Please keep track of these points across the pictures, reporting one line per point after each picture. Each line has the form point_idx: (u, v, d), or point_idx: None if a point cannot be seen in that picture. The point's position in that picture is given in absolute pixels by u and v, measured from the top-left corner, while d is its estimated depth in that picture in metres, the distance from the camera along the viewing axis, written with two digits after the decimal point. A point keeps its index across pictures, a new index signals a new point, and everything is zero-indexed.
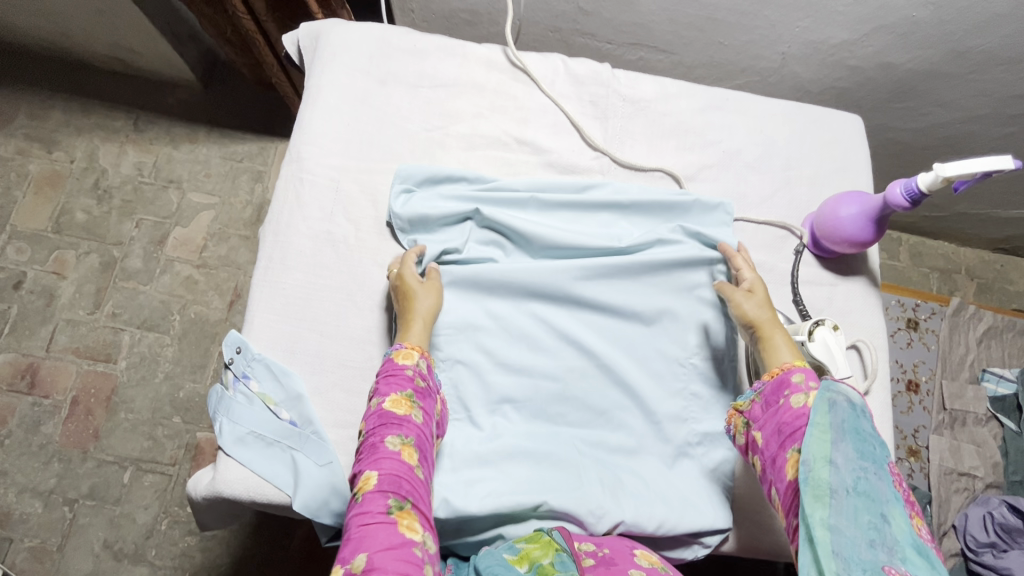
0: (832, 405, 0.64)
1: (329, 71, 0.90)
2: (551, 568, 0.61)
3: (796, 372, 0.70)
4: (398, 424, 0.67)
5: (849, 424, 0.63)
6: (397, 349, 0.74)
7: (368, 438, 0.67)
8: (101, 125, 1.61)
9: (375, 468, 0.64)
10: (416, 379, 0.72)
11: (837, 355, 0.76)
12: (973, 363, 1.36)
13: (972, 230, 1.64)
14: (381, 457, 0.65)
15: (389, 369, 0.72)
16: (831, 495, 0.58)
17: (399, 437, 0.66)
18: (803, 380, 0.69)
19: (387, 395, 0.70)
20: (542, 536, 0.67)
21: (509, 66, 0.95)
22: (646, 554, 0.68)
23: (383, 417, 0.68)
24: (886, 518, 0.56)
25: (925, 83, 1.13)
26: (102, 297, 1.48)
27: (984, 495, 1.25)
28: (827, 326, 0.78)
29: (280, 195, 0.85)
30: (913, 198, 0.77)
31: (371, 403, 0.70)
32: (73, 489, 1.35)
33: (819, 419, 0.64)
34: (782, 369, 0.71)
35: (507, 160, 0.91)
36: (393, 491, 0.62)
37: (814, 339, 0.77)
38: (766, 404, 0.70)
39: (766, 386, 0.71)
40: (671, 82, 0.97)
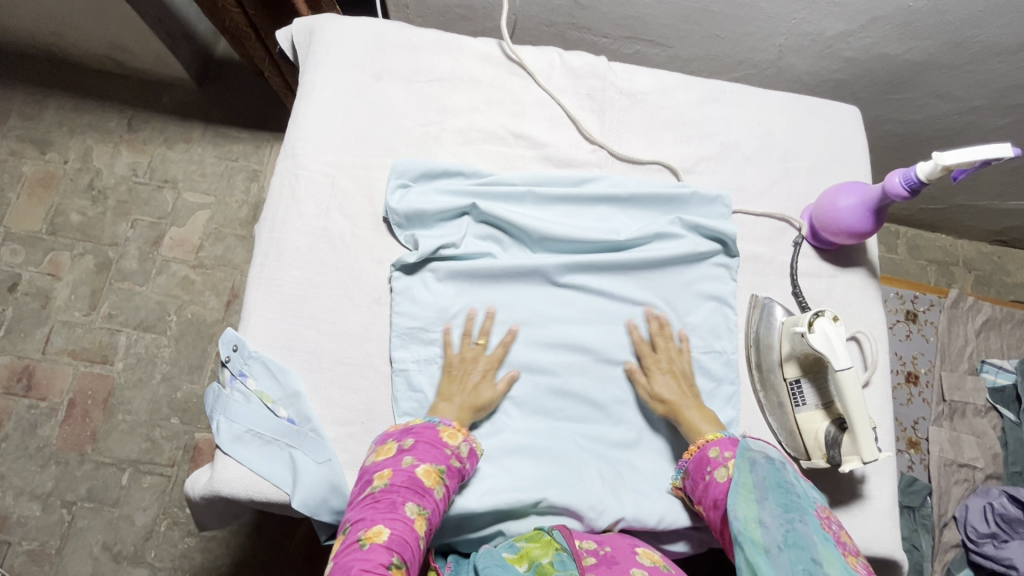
0: (752, 464, 0.67)
1: (324, 66, 0.89)
2: (550, 567, 0.63)
3: (710, 447, 0.72)
4: (421, 493, 0.65)
5: (771, 480, 0.64)
6: (443, 424, 0.72)
7: (388, 492, 0.65)
8: (95, 125, 1.60)
9: (388, 524, 0.62)
10: (452, 460, 0.69)
11: (840, 347, 0.74)
12: (972, 354, 1.36)
13: (970, 222, 1.64)
14: (396, 516, 0.63)
15: (430, 438, 0.70)
16: (764, 551, 0.58)
17: (417, 507, 0.64)
18: (719, 454, 0.71)
19: (422, 461, 0.68)
20: (542, 537, 0.68)
21: (505, 60, 0.94)
22: (647, 552, 0.67)
23: (411, 481, 0.66)
24: (818, 562, 0.55)
25: (922, 75, 1.13)
26: (98, 299, 1.47)
27: (985, 486, 1.25)
28: (827, 316, 0.76)
29: (275, 191, 0.84)
30: (912, 187, 0.76)
31: (404, 459, 0.68)
32: (71, 491, 1.34)
33: (743, 479, 0.66)
34: (700, 444, 0.73)
35: (503, 155, 0.90)
36: (398, 551, 0.60)
37: (814, 330, 0.75)
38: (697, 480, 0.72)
39: (692, 463, 0.74)
40: (667, 75, 0.97)
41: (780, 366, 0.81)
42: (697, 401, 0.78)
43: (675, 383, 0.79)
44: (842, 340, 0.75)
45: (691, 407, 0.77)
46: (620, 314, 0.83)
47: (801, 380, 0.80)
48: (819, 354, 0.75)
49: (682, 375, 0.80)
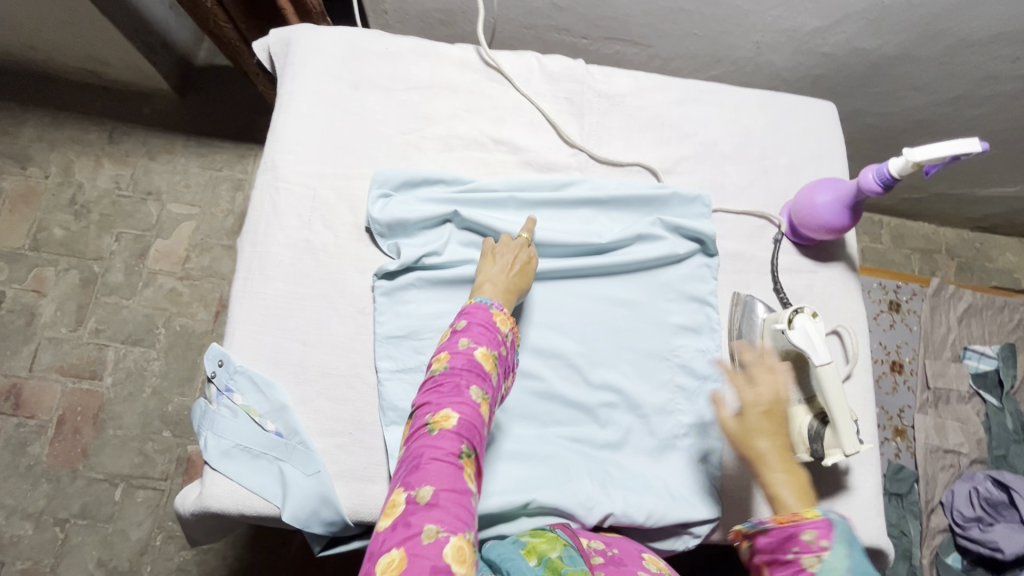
0: (849, 545, 0.55)
1: (301, 77, 0.89)
2: (560, 561, 0.61)
3: (805, 528, 0.56)
4: (483, 378, 0.62)
5: (860, 570, 0.54)
6: (495, 308, 0.70)
7: (451, 375, 0.61)
8: (75, 139, 1.58)
9: (456, 409, 0.59)
10: (503, 345, 0.67)
11: (821, 345, 0.76)
12: (955, 342, 1.38)
13: (950, 210, 1.67)
14: (463, 400, 0.59)
15: (483, 319, 0.67)
16: None
17: (481, 392, 0.61)
18: (815, 539, 0.55)
19: (478, 343, 0.64)
20: (549, 533, 0.66)
21: (483, 66, 0.95)
22: (653, 559, 0.66)
23: (472, 364, 0.62)
24: None
25: (897, 68, 1.14)
26: (85, 314, 1.46)
27: (970, 470, 1.28)
28: (806, 313, 0.79)
29: (256, 205, 0.84)
30: (885, 183, 0.78)
31: (462, 341, 0.64)
32: (64, 509, 1.33)
33: (833, 560, 0.54)
34: (793, 517, 0.57)
35: (484, 161, 0.90)
36: (468, 438, 0.57)
37: (794, 327, 0.78)
38: (772, 552, 0.57)
39: (773, 535, 0.58)
40: (645, 76, 0.97)
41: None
42: (795, 464, 0.62)
43: (775, 432, 0.62)
44: (822, 335, 0.77)
45: (784, 470, 0.61)
46: (605, 315, 0.84)
47: (782, 376, 0.81)
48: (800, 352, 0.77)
49: (783, 423, 0.63)
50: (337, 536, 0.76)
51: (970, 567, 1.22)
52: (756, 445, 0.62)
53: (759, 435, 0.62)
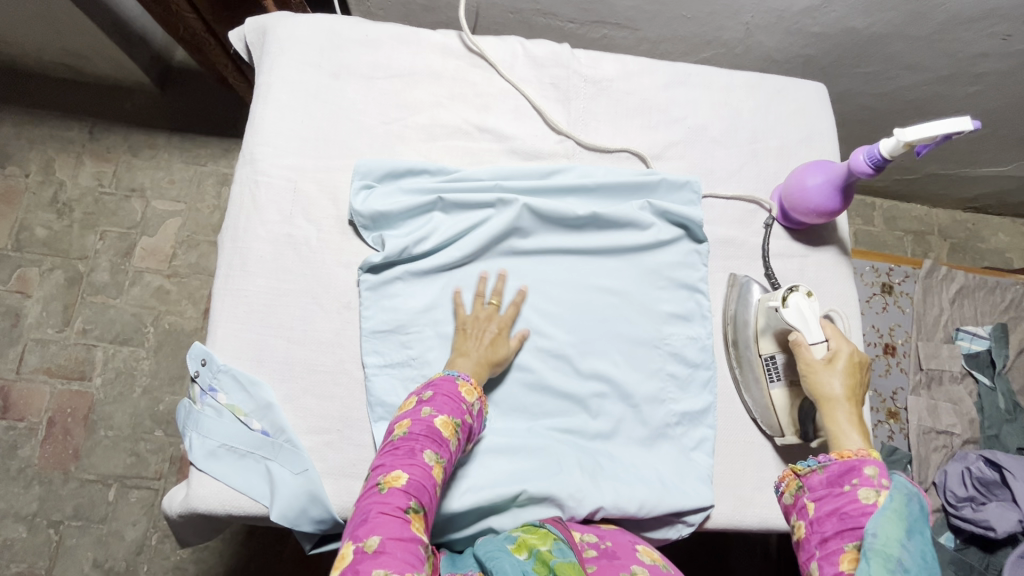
0: (909, 498, 0.62)
1: (278, 67, 0.87)
2: (550, 554, 0.61)
3: (869, 464, 0.65)
4: (440, 443, 0.63)
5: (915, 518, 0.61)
6: (463, 378, 0.70)
7: (407, 440, 0.63)
8: (55, 135, 1.55)
9: (407, 469, 0.60)
10: (468, 414, 0.68)
11: (815, 323, 0.76)
12: (947, 323, 1.38)
13: (942, 191, 1.66)
14: (415, 461, 0.61)
15: (447, 389, 0.68)
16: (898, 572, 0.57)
17: (435, 455, 0.62)
18: (877, 475, 0.64)
19: (440, 412, 0.65)
20: (541, 529, 0.67)
21: (466, 52, 0.92)
22: (647, 551, 0.67)
23: (430, 431, 0.63)
24: None
25: (887, 47, 1.12)
26: (71, 314, 1.44)
27: (962, 451, 1.28)
28: (802, 292, 0.78)
29: (235, 199, 0.82)
30: (876, 164, 0.76)
31: (422, 410, 0.65)
32: (57, 510, 1.32)
33: (893, 501, 0.61)
34: (857, 455, 0.66)
35: (469, 149, 0.88)
36: (416, 495, 0.59)
37: (788, 305, 0.77)
38: (829, 483, 0.66)
39: (835, 466, 0.66)
40: (632, 59, 0.95)
41: (756, 342, 0.82)
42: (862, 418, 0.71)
43: (851, 383, 0.72)
44: (817, 316, 0.77)
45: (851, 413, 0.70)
46: (594, 304, 0.83)
47: (775, 356, 0.80)
48: (794, 330, 0.77)
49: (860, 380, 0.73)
50: (328, 533, 0.75)
51: (963, 545, 1.22)
52: (830, 386, 0.72)
53: (834, 379, 0.73)
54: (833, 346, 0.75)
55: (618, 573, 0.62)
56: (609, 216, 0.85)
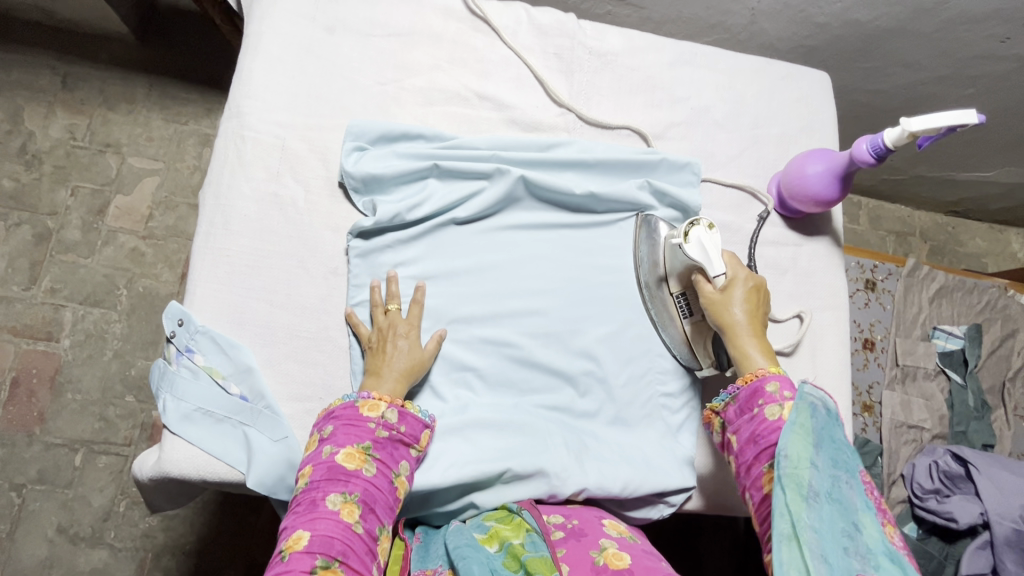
0: (814, 410, 0.66)
1: (270, 17, 0.82)
2: (522, 547, 0.62)
3: (770, 380, 0.70)
4: (345, 481, 0.63)
5: (826, 433, 0.65)
6: (363, 397, 0.68)
7: (309, 491, 0.63)
8: (25, 83, 1.46)
9: (308, 527, 0.59)
10: (377, 431, 0.67)
11: (715, 253, 0.75)
12: (925, 321, 1.41)
13: (928, 194, 1.68)
14: (317, 516, 0.60)
15: (348, 416, 0.67)
16: (810, 496, 0.60)
17: (341, 496, 0.62)
18: (777, 390, 0.69)
19: (341, 446, 0.65)
20: (514, 519, 0.68)
21: (468, 15, 0.89)
22: (614, 524, 0.68)
23: (331, 471, 0.63)
24: (857, 526, 0.59)
25: (889, 43, 1.12)
26: (39, 272, 1.38)
27: (931, 445, 1.32)
28: (702, 226, 0.77)
29: (219, 154, 0.78)
30: (878, 154, 0.76)
31: (323, 450, 0.65)
32: (20, 474, 1.28)
33: (800, 421, 0.65)
34: (759, 374, 0.71)
35: (467, 117, 0.85)
36: (322, 551, 0.58)
37: (689, 241, 0.76)
38: (740, 410, 0.71)
39: (741, 391, 0.71)
40: (638, 35, 0.93)
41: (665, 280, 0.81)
42: (762, 336, 0.75)
43: (752, 306, 0.75)
44: (718, 247, 0.76)
45: (754, 337, 0.74)
46: (589, 281, 0.81)
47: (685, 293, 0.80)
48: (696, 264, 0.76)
49: (759, 301, 0.76)
50: None
51: (925, 535, 1.26)
52: (733, 314, 0.75)
53: (737, 305, 0.75)
54: (732, 274, 0.76)
55: (589, 552, 0.62)
56: (608, 195, 0.83)
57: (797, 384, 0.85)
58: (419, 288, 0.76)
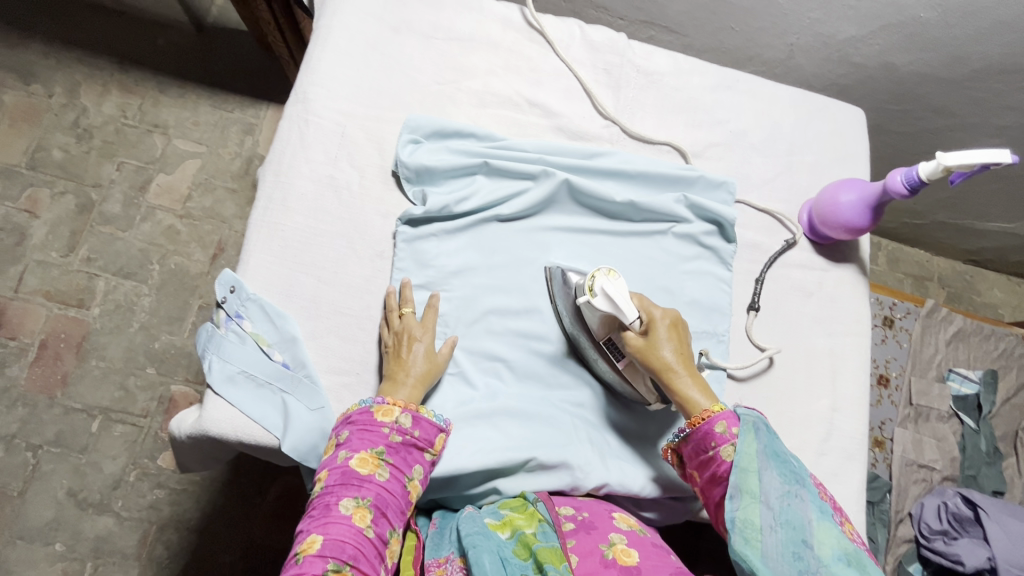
0: (755, 431, 0.67)
1: (341, 13, 0.88)
2: (533, 537, 0.64)
3: (716, 421, 0.67)
4: (359, 485, 0.64)
5: (771, 449, 0.66)
6: (378, 402, 0.70)
7: (324, 495, 0.64)
8: (84, 61, 1.54)
9: (321, 531, 0.60)
10: (391, 436, 0.68)
11: (624, 301, 0.72)
12: (941, 363, 1.42)
13: (948, 240, 1.70)
14: (330, 521, 0.61)
15: (364, 421, 0.69)
16: (760, 530, 0.60)
17: (354, 501, 0.63)
18: (726, 428, 0.67)
19: (356, 451, 0.66)
20: (528, 509, 0.70)
21: (526, 26, 0.94)
22: (624, 517, 0.69)
23: (345, 476, 0.65)
24: (809, 545, 0.58)
25: (922, 88, 1.15)
26: (77, 241, 1.43)
27: (941, 486, 1.31)
28: (603, 274, 0.73)
29: (283, 134, 0.82)
30: (912, 186, 0.79)
31: (337, 454, 0.67)
32: (37, 435, 1.31)
33: (746, 446, 0.66)
34: (704, 416, 0.68)
35: (516, 121, 0.90)
36: (334, 555, 0.59)
37: (595, 294, 0.73)
38: (695, 451, 0.69)
39: (690, 433, 0.69)
40: (684, 58, 0.98)
41: (590, 332, 0.77)
42: (694, 369, 0.72)
43: (676, 344, 0.72)
44: (623, 292, 0.72)
45: (689, 374, 0.71)
46: None
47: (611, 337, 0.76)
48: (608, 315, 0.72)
49: (682, 334, 0.74)
50: None
51: None
52: (661, 358, 0.71)
53: (663, 347, 0.72)
54: (647, 315, 0.73)
55: (598, 544, 0.63)
56: (646, 204, 0.86)
57: (816, 405, 0.87)
58: (434, 296, 0.78)
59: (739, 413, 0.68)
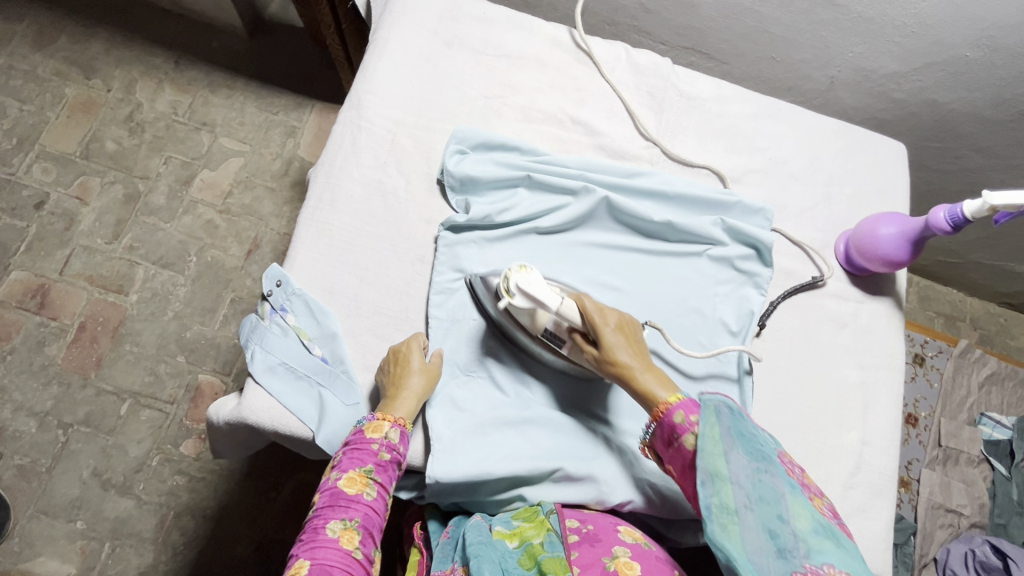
0: (718, 413, 0.65)
1: (397, 26, 0.91)
2: (540, 547, 0.67)
3: (675, 411, 0.66)
4: (347, 506, 0.65)
5: (735, 429, 0.65)
6: (368, 419, 0.71)
7: (313, 517, 0.65)
8: (142, 59, 1.62)
9: (308, 556, 0.61)
10: (380, 453, 0.69)
11: (542, 293, 0.73)
12: (972, 406, 1.39)
13: (984, 281, 1.67)
14: (316, 545, 0.62)
15: (356, 440, 0.69)
16: (737, 516, 0.60)
17: (342, 523, 0.64)
18: (685, 418, 0.65)
19: (345, 471, 0.67)
20: (538, 517, 0.72)
21: (574, 47, 0.97)
22: (629, 531, 0.68)
23: (334, 496, 0.66)
24: (784, 520, 0.59)
25: (964, 127, 1.15)
26: (121, 229, 1.49)
27: (968, 533, 1.27)
28: (517, 271, 0.74)
29: (336, 138, 0.86)
30: (955, 223, 0.79)
31: (328, 475, 0.68)
32: (69, 413, 1.35)
33: (709, 430, 0.64)
34: (663, 408, 0.67)
35: (560, 137, 0.92)
36: None
37: (512, 294, 0.74)
38: (661, 443, 0.68)
39: (655, 428, 0.68)
40: (727, 85, 1.00)
41: (522, 327, 0.77)
42: (651, 363, 0.71)
43: (626, 343, 0.71)
44: (540, 284, 0.73)
45: (647, 370, 0.70)
46: (653, 303, 0.85)
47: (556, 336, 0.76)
48: (532, 308, 0.74)
49: (631, 331, 0.73)
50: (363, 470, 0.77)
51: None
52: (614, 359, 0.70)
53: (613, 346, 0.71)
54: (591, 321, 0.72)
55: (601, 557, 0.64)
56: (683, 225, 0.88)
57: (846, 438, 0.86)
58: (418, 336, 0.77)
59: (703, 402, 0.67)
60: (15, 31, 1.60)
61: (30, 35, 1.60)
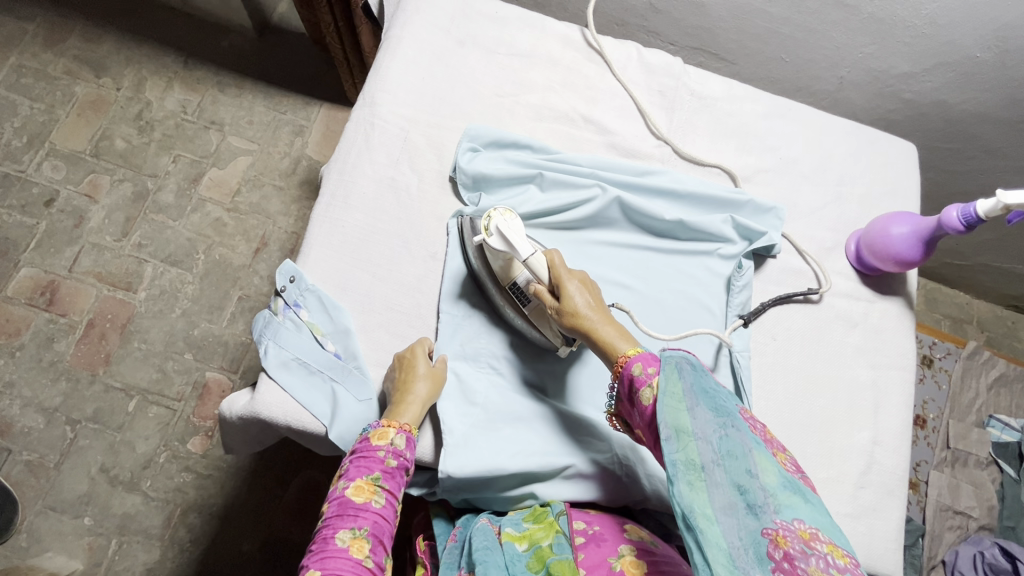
0: (679, 370, 0.62)
1: (410, 24, 0.92)
2: (548, 550, 0.67)
3: (634, 362, 0.64)
4: (355, 515, 0.65)
5: (698, 386, 0.62)
6: (374, 426, 0.71)
7: (322, 528, 0.65)
8: (151, 58, 1.63)
9: (319, 567, 0.61)
10: (387, 460, 0.69)
11: (516, 239, 0.73)
12: (981, 408, 1.38)
13: (991, 284, 1.67)
14: (327, 555, 0.61)
15: (363, 449, 0.69)
16: (702, 472, 0.57)
17: (351, 532, 0.64)
18: (643, 369, 0.64)
19: (352, 479, 0.67)
20: (547, 518, 0.72)
21: (585, 46, 0.98)
22: (635, 529, 0.69)
23: (342, 506, 0.65)
24: (752, 473, 0.55)
25: (975, 128, 1.14)
26: (130, 227, 1.49)
27: (977, 535, 1.26)
28: (499, 214, 0.75)
29: (349, 135, 0.86)
30: (969, 222, 0.79)
31: (336, 485, 0.68)
32: (77, 410, 1.36)
33: (670, 387, 0.62)
34: (623, 360, 0.65)
35: (572, 136, 0.92)
36: None
37: (490, 233, 0.74)
38: (627, 402, 0.66)
39: (618, 386, 0.66)
40: (738, 85, 1.00)
41: (495, 276, 0.79)
42: (612, 317, 0.70)
43: (589, 296, 0.71)
44: (516, 230, 0.74)
45: (608, 324, 0.69)
46: (663, 301, 0.85)
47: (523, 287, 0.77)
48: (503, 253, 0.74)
49: (595, 289, 0.73)
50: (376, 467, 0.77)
51: None
52: (574, 309, 0.70)
53: (574, 296, 0.70)
54: (555, 276, 0.72)
55: (606, 558, 0.64)
56: (694, 224, 0.88)
57: (857, 438, 0.86)
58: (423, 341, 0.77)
59: (663, 355, 0.65)
60: (26, 29, 1.61)
61: (42, 34, 1.61)
